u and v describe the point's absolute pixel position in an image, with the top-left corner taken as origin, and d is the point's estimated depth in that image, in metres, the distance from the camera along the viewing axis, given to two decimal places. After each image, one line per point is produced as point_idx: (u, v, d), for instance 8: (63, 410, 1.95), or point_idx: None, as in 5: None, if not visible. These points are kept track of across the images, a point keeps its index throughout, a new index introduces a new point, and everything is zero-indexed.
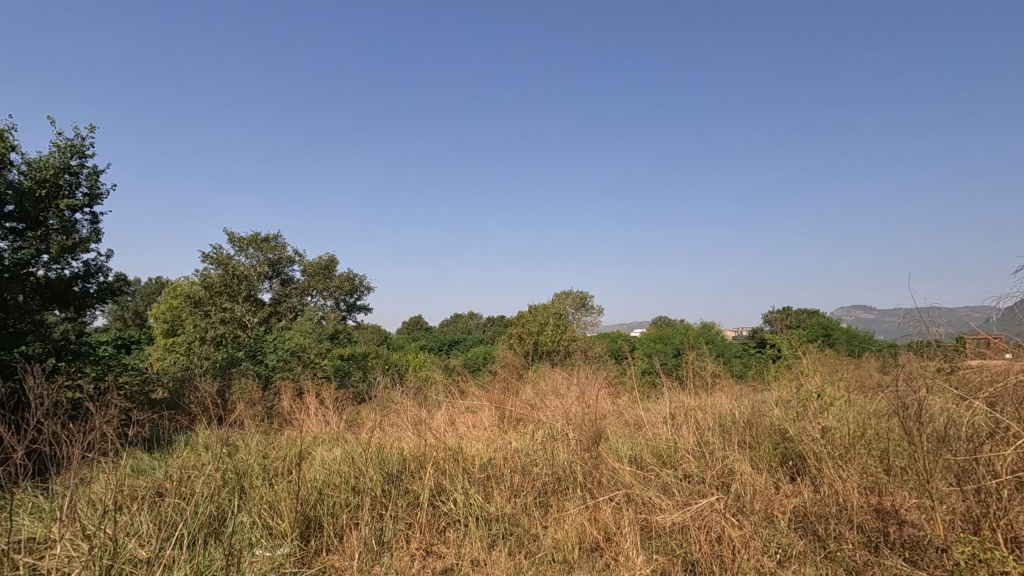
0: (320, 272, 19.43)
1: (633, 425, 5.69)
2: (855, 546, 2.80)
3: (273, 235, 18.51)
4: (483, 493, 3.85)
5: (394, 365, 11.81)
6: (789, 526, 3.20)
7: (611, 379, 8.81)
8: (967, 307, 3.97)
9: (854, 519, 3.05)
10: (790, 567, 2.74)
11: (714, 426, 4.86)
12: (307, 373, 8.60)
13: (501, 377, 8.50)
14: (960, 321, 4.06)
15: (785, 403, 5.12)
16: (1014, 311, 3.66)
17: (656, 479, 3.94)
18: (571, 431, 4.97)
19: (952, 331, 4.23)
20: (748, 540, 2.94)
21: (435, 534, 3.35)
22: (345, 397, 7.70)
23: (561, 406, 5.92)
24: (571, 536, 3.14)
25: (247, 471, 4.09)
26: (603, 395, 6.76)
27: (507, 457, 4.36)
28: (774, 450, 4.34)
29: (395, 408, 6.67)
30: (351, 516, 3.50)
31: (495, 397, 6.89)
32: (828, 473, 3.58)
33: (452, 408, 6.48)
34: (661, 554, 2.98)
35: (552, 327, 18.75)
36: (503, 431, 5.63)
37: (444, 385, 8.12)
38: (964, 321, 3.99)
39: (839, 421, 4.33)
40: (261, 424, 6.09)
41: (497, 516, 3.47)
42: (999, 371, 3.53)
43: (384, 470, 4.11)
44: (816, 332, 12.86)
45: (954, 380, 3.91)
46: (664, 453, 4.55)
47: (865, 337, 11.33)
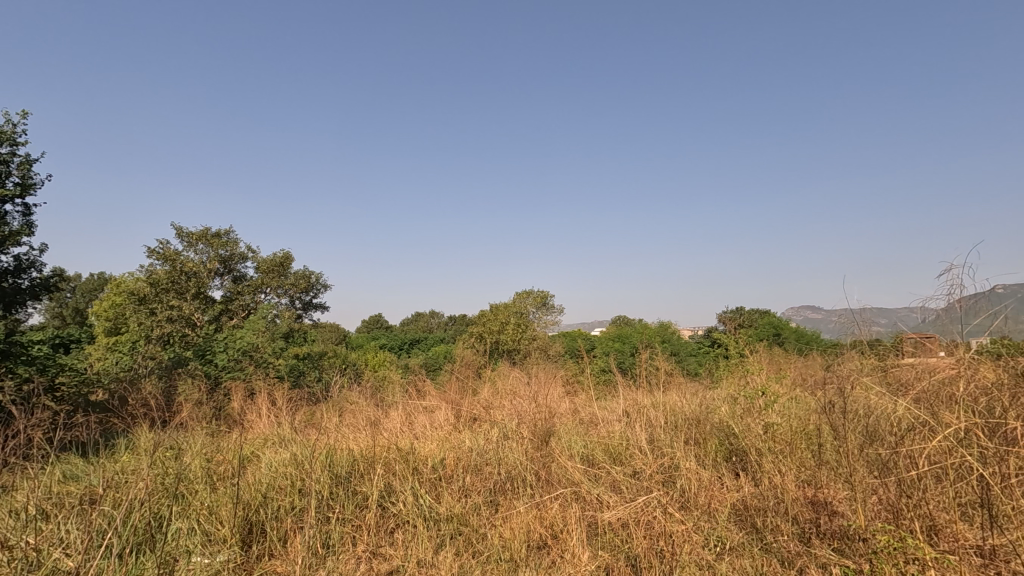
0: (274, 269, 18.88)
1: (588, 423, 5.77)
2: (789, 537, 2.92)
3: (225, 230, 17.87)
4: (434, 493, 3.83)
5: (351, 365, 11.62)
6: (730, 519, 3.32)
7: (569, 378, 8.91)
8: (905, 308, 4.18)
9: (790, 511, 3.18)
10: (729, 559, 2.83)
11: (664, 424, 4.97)
12: (260, 373, 8.33)
13: (460, 377, 8.48)
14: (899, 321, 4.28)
15: (732, 401, 5.29)
16: (945, 312, 3.88)
17: (605, 477, 4.01)
18: (525, 431, 4.99)
19: (891, 331, 4.45)
20: (690, 535, 3.03)
21: (383, 535, 3.31)
22: (299, 398, 7.51)
23: (517, 405, 5.94)
24: (518, 535, 3.16)
25: (187, 476, 3.93)
26: (560, 394, 6.82)
27: (460, 457, 4.35)
28: (719, 445, 4.48)
29: (350, 409, 6.54)
30: (296, 519, 3.42)
31: (452, 397, 6.86)
32: (768, 468, 3.73)
33: (408, 408, 6.40)
34: (606, 550, 3.03)
35: (513, 327, 18.83)
36: (458, 430, 5.59)
37: (402, 385, 8.01)
38: (902, 321, 4.21)
39: (781, 418, 4.50)
40: (208, 426, 5.87)
41: (447, 516, 3.46)
42: (926, 369, 3.75)
43: (332, 471, 4.03)
44: (765, 331, 13.33)
45: (886, 377, 4.13)
46: (616, 451, 4.62)
47: (811, 336, 11.84)
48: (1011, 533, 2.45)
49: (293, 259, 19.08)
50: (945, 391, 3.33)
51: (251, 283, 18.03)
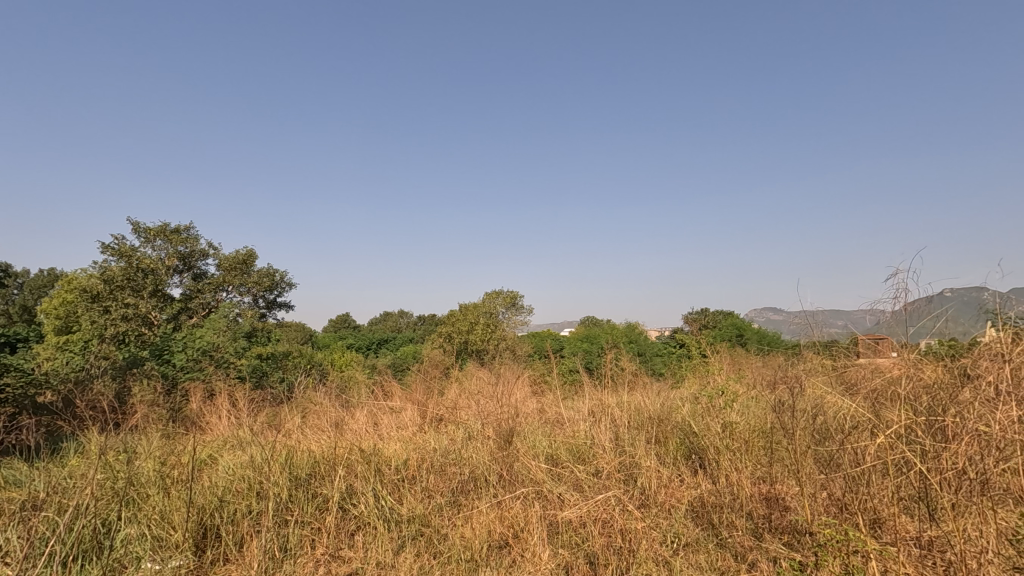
0: (236, 266, 18.40)
1: (554, 423, 5.81)
2: (743, 533, 3.01)
3: (184, 226, 17.35)
4: (397, 494, 3.80)
5: (317, 365, 11.43)
6: (687, 515, 3.40)
7: (537, 378, 8.98)
8: (860, 310, 4.34)
9: (745, 507, 3.29)
10: (685, 554, 2.90)
11: (628, 423, 5.06)
12: (220, 374, 8.11)
13: (428, 377, 8.45)
14: (853, 322, 4.44)
15: (693, 401, 5.41)
16: (895, 314, 4.05)
17: (568, 476, 4.06)
18: (490, 431, 5.01)
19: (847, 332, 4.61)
20: (648, 532, 3.09)
21: (343, 538, 3.27)
22: (261, 399, 7.35)
23: (484, 405, 5.95)
24: (479, 535, 3.16)
25: (140, 480, 3.81)
26: (526, 394, 6.86)
27: (424, 458, 4.33)
28: (680, 444, 4.58)
29: (313, 410, 6.43)
30: (253, 523, 3.35)
31: (419, 397, 6.83)
32: (725, 466, 3.83)
33: (374, 408, 6.34)
34: (566, 548, 3.07)
35: (482, 327, 18.86)
36: (424, 431, 5.57)
37: (368, 385, 7.92)
38: (856, 323, 4.37)
39: (739, 416, 4.63)
40: (163, 428, 5.69)
41: (408, 517, 3.45)
42: (874, 369, 3.91)
43: (292, 473, 3.96)
44: (728, 332, 13.69)
45: (838, 376, 4.29)
46: (579, 450, 4.68)
47: (772, 337, 12.23)
48: (947, 524, 2.59)
49: (256, 256, 18.65)
50: (889, 390, 3.51)
51: (212, 281, 17.55)
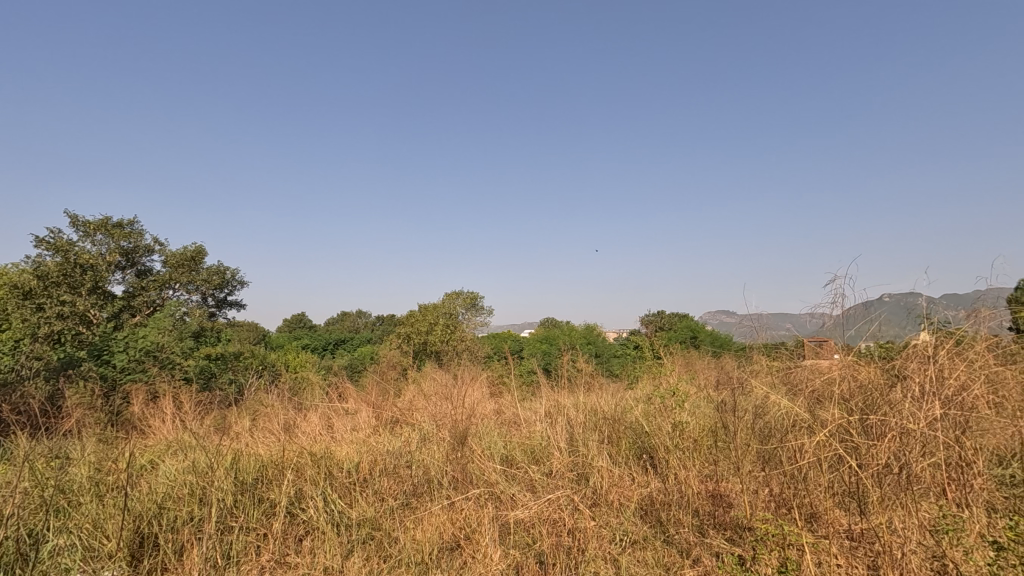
0: (184, 263, 17.64)
1: (510, 424, 5.83)
2: (688, 530, 3.11)
3: (128, 220, 16.53)
4: (348, 498, 3.74)
5: (270, 365, 11.11)
6: (637, 513, 3.48)
7: (495, 379, 9.00)
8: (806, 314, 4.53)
9: (692, 504, 3.39)
10: (633, 552, 2.97)
11: (583, 424, 5.13)
12: (165, 375, 7.77)
13: (385, 378, 8.34)
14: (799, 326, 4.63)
15: (646, 402, 5.52)
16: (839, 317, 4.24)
17: (522, 476, 4.08)
18: (444, 432, 4.98)
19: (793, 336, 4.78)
20: (597, 531, 3.14)
21: (289, 543, 3.19)
22: (207, 400, 7.08)
23: (440, 406, 5.91)
24: (431, 537, 3.14)
25: (71, 488, 3.60)
26: (484, 396, 6.87)
27: (377, 461, 4.27)
28: (632, 443, 4.68)
29: (264, 413, 6.25)
30: (194, 530, 3.22)
31: (374, 398, 6.73)
32: (674, 465, 3.94)
33: (328, 410, 6.20)
34: (517, 548, 3.08)
35: (441, 328, 18.73)
36: (379, 433, 5.49)
37: (322, 386, 7.74)
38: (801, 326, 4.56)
39: (689, 416, 4.76)
40: (100, 433, 5.41)
41: (358, 521, 3.39)
42: (814, 370, 4.10)
43: (237, 478, 3.83)
44: (683, 334, 14.04)
45: (782, 377, 4.47)
46: (534, 451, 4.72)
47: (725, 340, 12.60)
48: (875, 518, 2.74)
49: (205, 253, 17.95)
50: (827, 390, 3.68)
51: (157, 278, 16.78)
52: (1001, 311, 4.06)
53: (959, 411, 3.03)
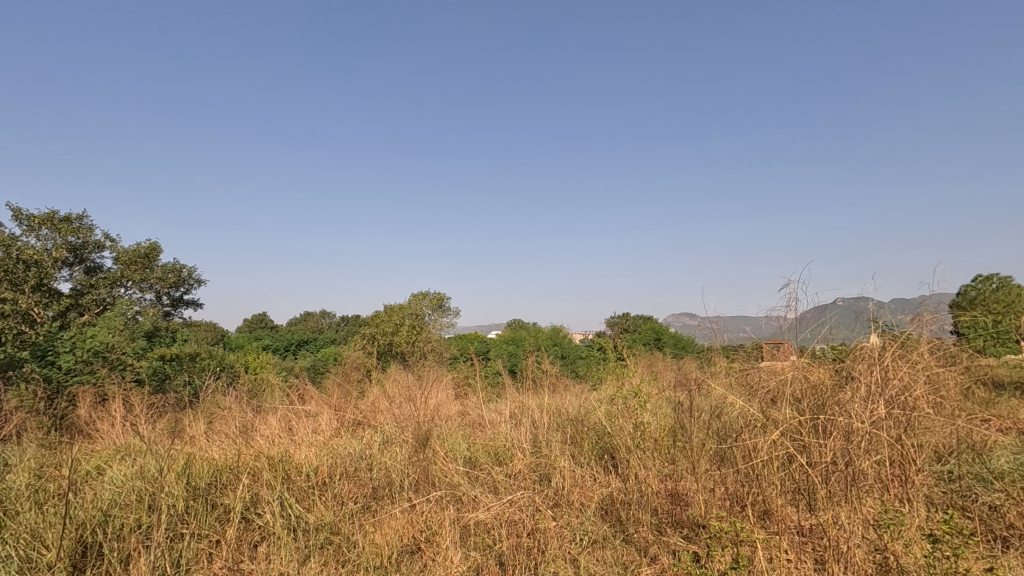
0: (137, 260, 16.97)
1: (474, 425, 5.81)
2: (647, 529, 3.16)
3: (77, 214, 15.79)
4: (306, 502, 3.66)
5: (228, 367, 10.77)
6: (598, 512, 3.52)
7: (460, 380, 8.95)
8: (763, 318, 4.66)
9: (652, 503, 3.46)
10: (592, 551, 3.00)
11: (547, 425, 5.15)
12: (115, 377, 7.45)
13: (348, 380, 8.20)
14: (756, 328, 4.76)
15: (609, 403, 5.59)
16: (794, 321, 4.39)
17: (485, 478, 4.07)
18: (407, 434, 4.92)
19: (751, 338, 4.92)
20: (558, 531, 3.17)
21: (243, 550, 3.10)
22: (160, 403, 6.81)
23: (403, 408, 5.84)
24: (391, 540, 3.11)
25: (8, 496, 3.42)
26: (449, 398, 6.82)
27: (337, 464, 4.19)
28: (594, 444, 4.73)
29: (220, 415, 6.05)
30: (142, 537, 3.10)
31: (337, 400, 6.61)
32: (633, 465, 4.00)
33: (288, 412, 6.06)
34: (478, 550, 3.07)
35: (407, 329, 18.54)
36: (341, 435, 5.40)
37: (283, 388, 7.55)
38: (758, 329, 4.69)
39: (651, 416, 4.84)
40: (42, 437, 5.14)
41: (316, 525, 3.32)
42: (769, 371, 4.23)
43: (190, 482, 3.71)
44: (647, 336, 14.28)
45: (739, 379, 4.59)
46: (498, 453, 4.71)
47: (687, 342, 12.86)
48: (823, 513, 2.85)
49: (160, 250, 17.30)
50: (781, 390, 3.81)
51: (108, 275, 16.08)
52: (941, 315, 4.29)
53: (902, 411, 3.18)
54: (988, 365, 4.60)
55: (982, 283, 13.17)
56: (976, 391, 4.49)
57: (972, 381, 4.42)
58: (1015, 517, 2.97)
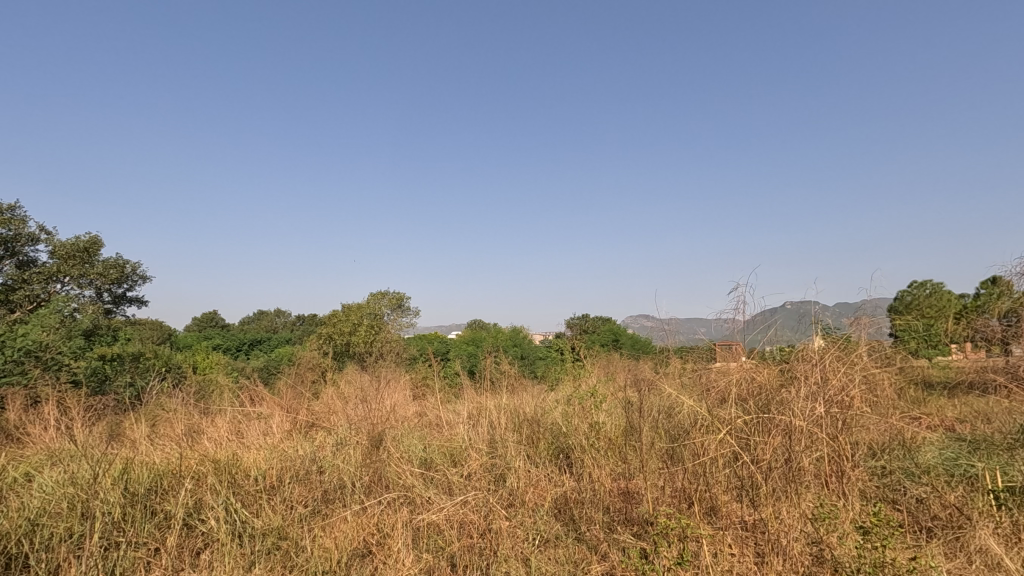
0: (75, 255, 16.08)
1: (432, 426, 5.76)
2: (599, 528, 3.22)
3: (8, 204, 14.83)
4: (253, 507, 3.54)
5: (175, 367, 10.33)
6: (551, 511, 3.56)
7: (418, 381, 8.84)
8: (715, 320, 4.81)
9: (604, 502, 3.52)
10: (544, 550, 3.03)
11: (504, 425, 5.16)
12: (49, 378, 7.02)
13: (302, 381, 7.99)
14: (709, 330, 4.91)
15: (566, 403, 5.64)
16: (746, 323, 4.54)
17: (439, 478, 4.04)
18: (362, 435, 4.84)
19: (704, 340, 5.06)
20: (512, 531, 3.19)
21: (184, 557, 2.99)
22: (99, 406, 6.47)
23: (358, 409, 5.74)
24: (341, 544, 3.06)
25: None
26: (406, 399, 6.73)
27: (287, 467, 4.07)
28: (550, 444, 4.77)
29: (165, 418, 5.79)
30: (73, 547, 2.94)
31: (290, 401, 6.43)
32: (587, 464, 4.06)
33: (237, 414, 5.86)
34: (430, 552, 3.05)
35: (366, 329, 18.19)
36: (293, 437, 5.26)
37: (232, 389, 7.29)
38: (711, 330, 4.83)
39: (607, 415, 4.91)
40: None
41: (263, 531, 3.22)
42: (719, 372, 4.36)
43: (128, 488, 3.54)
44: (606, 337, 14.46)
45: (690, 379, 4.72)
46: (453, 454, 4.69)
47: (645, 343, 13.10)
48: (764, 509, 2.97)
49: (102, 244, 16.44)
50: (728, 390, 3.94)
51: (43, 270, 15.16)
52: (878, 318, 4.53)
53: (839, 410, 3.34)
54: (919, 366, 4.89)
55: (918, 289, 13.98)
56: (908, 390, 4.76)
57: (904, 381, 4.69)
58: (938, 508, 3.17)
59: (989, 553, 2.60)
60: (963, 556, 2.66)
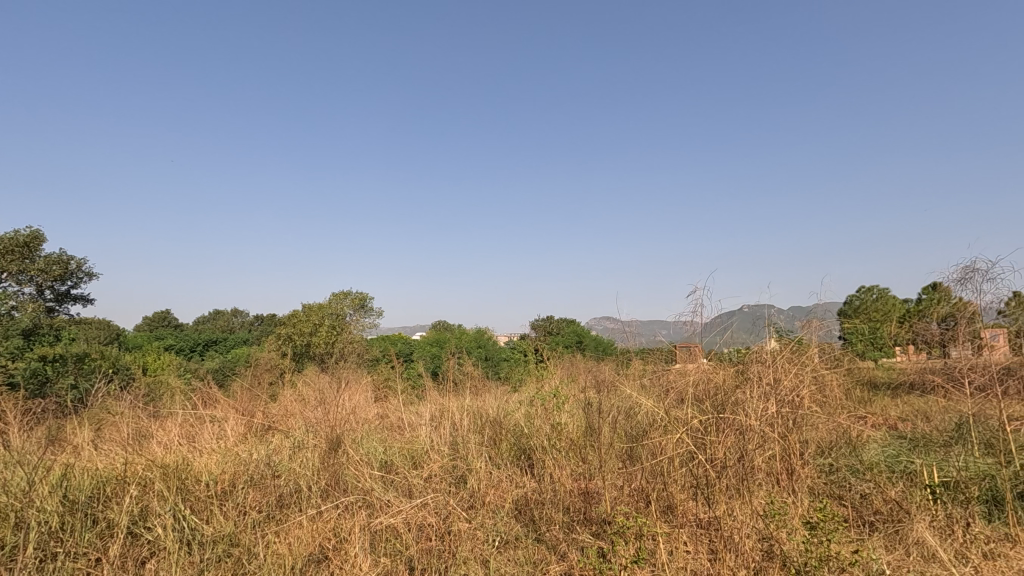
0: (15, 250, 15.14)
1: (393, 429, 5.68)
2: (559, 528, 3.24)
3: None
4: (204, 514, 3.42)
5: (122, 368, 9.87)
6: (512, 512, 3.56)
7: (380, 383, 8.71)
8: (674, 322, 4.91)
9: (564, 502, 3.54)
10: (504, 552, 3.03)
11: (466, 426, 5.14)
12: None
13: (259, 383, 7.76)
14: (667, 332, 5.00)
15: (529, 405, 5.66)
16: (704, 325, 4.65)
17: (399, 481, 4.00)
18: (319, 439, 4.73)
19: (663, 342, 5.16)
20: (472, 533, 3.18)
21: (128, 567, 2.86)
22: (37, 409, 6.11)
23: (317, 411, 5.61)
24: (296, 550, 2.99)
25: None
26: (367, 401, 6.62)
27: (241, 471, 3.95)
28: (512, 445, 4.77)
29: (110, 422, 5.53)
30: (4, 560, 2.78)
31: (245, 403, 6.23)
32: (548, 465, 4.08)
33: (188, 417, 5.64)
34: (388, 555, 3.01)
35: (327, 330, 17.80)
36: (248, 440, 5.10)
37: (184, 391, 7.02)
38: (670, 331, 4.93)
39: (568, 416, 4.95)
40: None
41: (213, 538, 3.11)
42: (677, 373, 4.45)
43: (67, 496, 3.36)
44: (570, 339, 14.58)
45: (649, 380, 4.80)
46: (415, 456, 4.64)
47: (608, 345, 13.26)
48: (718, 506, 3.05)
49: (44, 238, 15.55)
50: (685, 391, 4.03)
51: None
52: (828, 321, 4.72)
53: (789, 410, 3.47)
54: (864, 368, 5.12)
55: (865, 294, 14.66)
56: (854, 390, 4.97)
57: (851, 382, 4.90)
58: (880, 503, 3.32)
59: (925, 546, 2.75)
60: (902, 549, 2.80)
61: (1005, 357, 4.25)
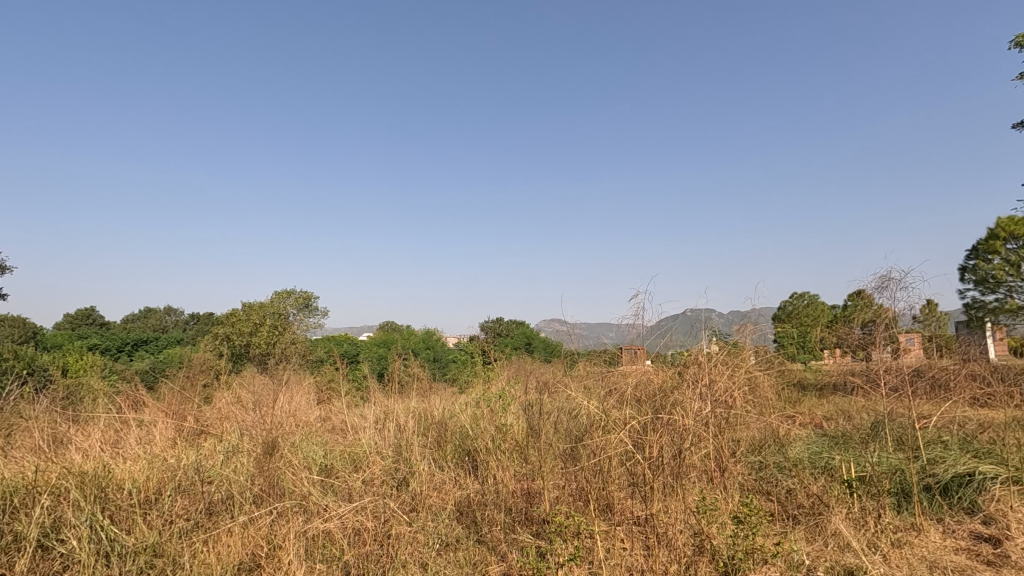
0: None
1: (335, 432, 5.54)
2: (500, 530, 3.25)
3: None
4: (126, 525, 3.22)
5: (40, 370, 9.19)
6: (453, 515, 3.54)
7: (323, 385, 8.48)
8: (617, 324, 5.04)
9: (506, 504, 3.56)
10: (444, 554, 3.02)
11: (410, 428, 5.07)
12: None
13: (193, 385, 7.40)
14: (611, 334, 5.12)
15: (474, 407, 5.64)
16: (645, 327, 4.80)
17: (339, 484, 3.90)
18: (254, 442, 4.55)
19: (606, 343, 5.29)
20: (412, 537, 3.14)
21: None
22: None
23: (254, 414, 5.40)
24: (226, 559, 2.86)
25: None
26: (308, 403, 6.42)
27: (168, 477, 3.74)
28: (456, 447, 4.75)
29: (22, 427, 5.13)
30: None
31: (176, 407, 5.93)
32: (491, 466, 4.09)
33: (112, 421, 5.31)
34: (324, 561, 2.93)
35: (268, 329, 17.17)
36: (178, 445, 4.85)
37: (109, 394, 6.60)
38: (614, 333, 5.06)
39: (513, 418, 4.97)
40: None
41: (135, 549, 2.93)
42: (619, 374, 4.54)
43: None
44: (519, 340, 14.69)
45: (593, 381, 4.88)
46: (356, 460, 4.53)
47: (556, 346, 13.45)
48: (654, 505, 3.14)
49: None
50: (625, 392, 4.12)
51: None
52: (761, 324, 4.96)
53: (722, 410, 3.61)
54: (793, 369, 5.40)
55: (796, 300, 15.56)
56: (784, 391, 5.23)
57: (782, 382, 5.16)
58: (803, 497, 3.51)
59: (841, 536, 2.93)
60: (821, 540, 2.98)
61: (917, 360, 4.59)
